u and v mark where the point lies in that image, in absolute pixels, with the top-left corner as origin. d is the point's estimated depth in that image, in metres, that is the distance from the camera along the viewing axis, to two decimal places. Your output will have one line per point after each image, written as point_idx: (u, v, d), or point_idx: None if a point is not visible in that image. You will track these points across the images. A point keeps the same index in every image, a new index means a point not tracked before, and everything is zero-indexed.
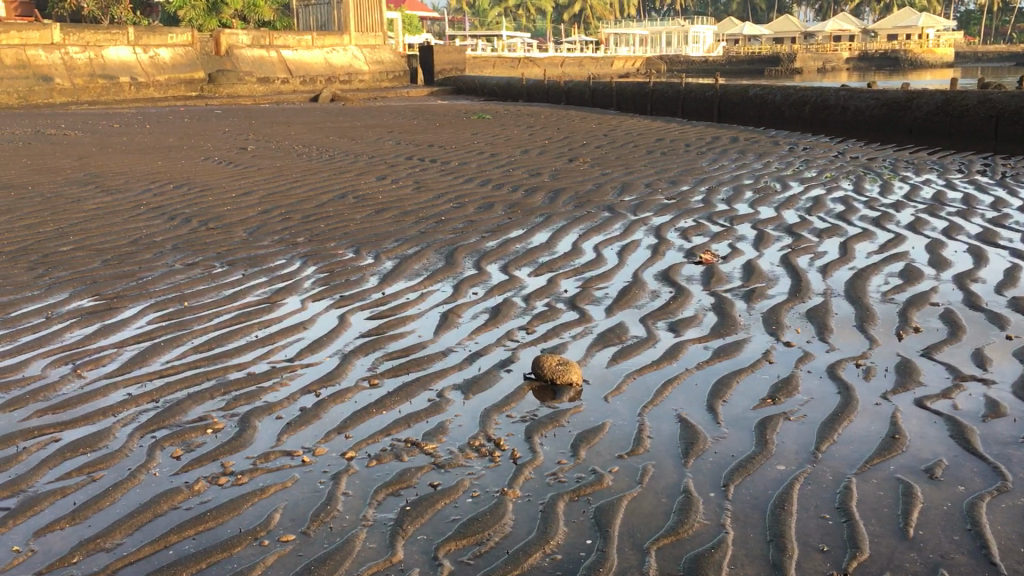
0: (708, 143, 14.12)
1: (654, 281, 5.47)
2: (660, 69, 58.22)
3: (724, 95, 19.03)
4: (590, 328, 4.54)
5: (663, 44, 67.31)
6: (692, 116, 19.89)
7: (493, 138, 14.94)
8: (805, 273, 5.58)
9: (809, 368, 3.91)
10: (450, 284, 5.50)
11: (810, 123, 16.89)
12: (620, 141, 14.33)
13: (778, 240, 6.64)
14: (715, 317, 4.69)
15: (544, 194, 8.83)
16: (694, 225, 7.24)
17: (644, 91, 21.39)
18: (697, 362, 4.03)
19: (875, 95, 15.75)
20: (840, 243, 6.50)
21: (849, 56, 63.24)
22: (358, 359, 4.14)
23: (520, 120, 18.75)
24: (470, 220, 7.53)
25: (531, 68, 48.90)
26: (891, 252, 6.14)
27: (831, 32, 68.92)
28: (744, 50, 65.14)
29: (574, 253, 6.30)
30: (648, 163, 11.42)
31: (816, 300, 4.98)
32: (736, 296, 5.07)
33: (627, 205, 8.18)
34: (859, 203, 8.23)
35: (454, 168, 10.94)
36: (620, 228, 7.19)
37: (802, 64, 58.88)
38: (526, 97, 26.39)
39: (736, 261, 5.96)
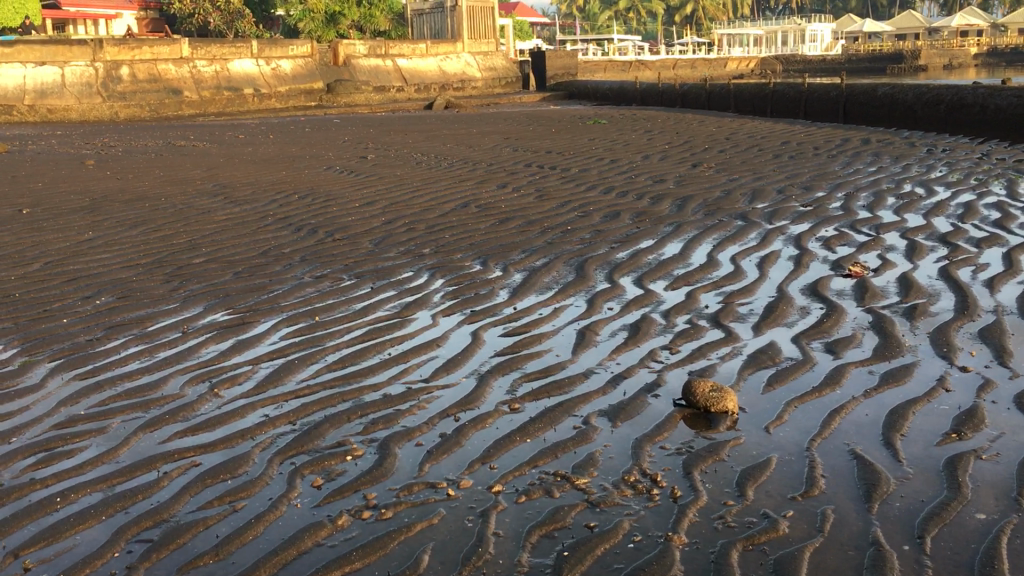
0: (838, 145, 13.52)
1: (801, 295, 5.11)
2: (776, 68, 56.74)
3: (850, 94, 18.27)
4: (739, 348, 4.24)
5: (779, 43, 65.63)
6: (815, 117, 19.18)
7: (611, 143, 14.67)
8: (970, 288, 5.12)
9: (994, 396, 3.51)
10: (583, 299, 5.28)
11: (945, 123, 16.03)
12: (743, 145, 13.86)
13: (932, 250, 6.17)
14: (876, 337, 4.31)
15: (671, 201, 8.53)
16: (837, 234, 6.83)
17: (764, 92, 20.75)
18: (864, 388, 3.68)
19: (1017, 93, 14.84)
20: (1003, 253, 5.98)
21: (979, 51, 60.24)
22: (496, 380, 3.96)
23: (637, 124, 18.43)
24: (597, 230, 7.31)
25: (643, 71, 48.31)
26: None
27: (958, 26, 65.89)
28: (865, 48, 62.92)
29: (711, 265, 5.99)
30: (776, 167, 10.96)
31: (988, 319, 4.53)
32: (896, 313, 4.67)
33: (761, 213, 7.79)
34: (1016, 209, 7.63)
35: (575, 175, 10.74)
36: (756, 238, 6.84)
37: (926, 61, 56.39)
38: (640, 100, 26.01)
39: (889, 274, 5.54)
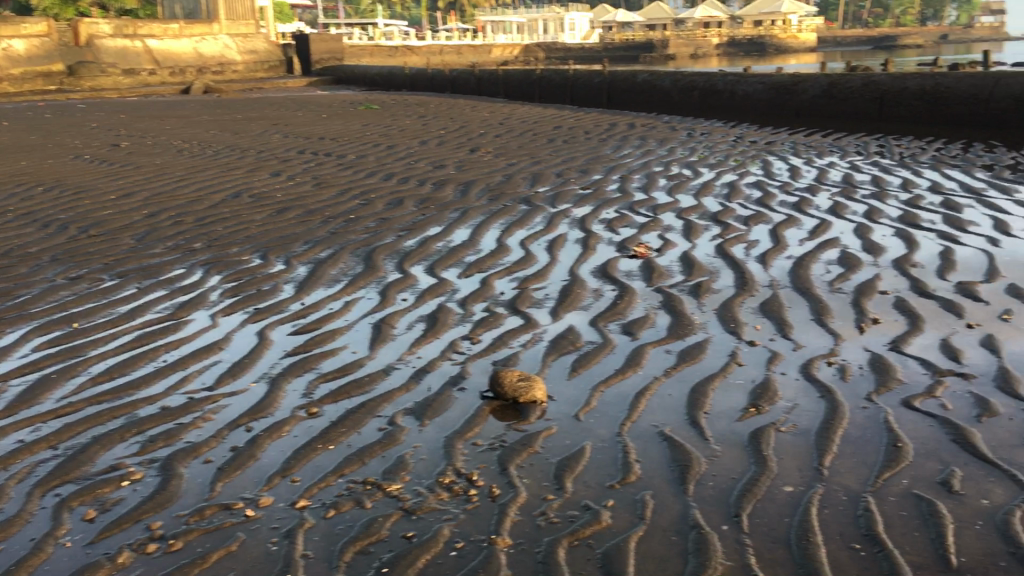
0: (605, 129, 13.99)
1: (593, 278, 5.16)
2: (538, 56, 58.42)
3: (613, 81, 19.01)
4: (540, 335, 4.19)
5: (541, 31, 67.59)
6: (581, 103, 19.82)
7: (385, 128, 14.42)
8: (746, 264, 5.35)
9: (782, 369, 3.63)
10: (375, 290, 5.06)
11: (699, 108, 17.02)
12: (517, 130, 14.05)
13: (707, 229, 6.44)
14: (668, 316, 4.39)
15: (453, 187, 8.44)
16: (617, 216, 6.99)
17: (531, 79, 21.18)
18: (664, 367, 3.71)
19: (761, 80, 16.00)
20: (769, 230, 6.33)
21: (719, 42, 64.81)
22: (289, 384, 3.68)
23: (409, 109, 18.26)
24: (381, 218, 7.08)
25: (410, 56, 48.14)
26: (823, 238, 5.99)
27: (700, 18, 70.56)
28: (619, 37, 66.09)
29: (501, 251, 5.94)
30: (551, 151, 11.17)
31: (765, 293, 4.73)
32: (684, 293, 4.80)
33: (544, 197, 7.87)
34: (774, 188, 8.14)
35: (352, 161, 10.42)
36: (541, 222, 6.88)
37: (675, 50, 59.94)
38: (409, 86, 25.85)
39: (671, 254, 5.72)
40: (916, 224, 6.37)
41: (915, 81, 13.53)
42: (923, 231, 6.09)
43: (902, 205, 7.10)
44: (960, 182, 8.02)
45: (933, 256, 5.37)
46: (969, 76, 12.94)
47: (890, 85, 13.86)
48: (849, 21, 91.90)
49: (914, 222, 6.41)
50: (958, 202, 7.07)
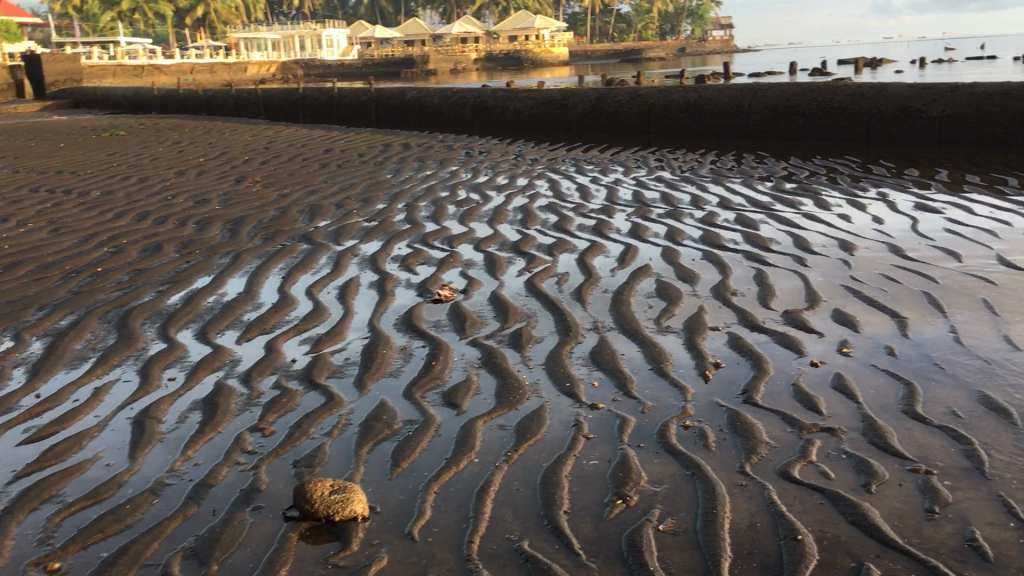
0: (380, 151, 13.36)
1: (398, 333, 4.50)
2: (296, 73, 57.16)
3: (380, 99, 18.45)
4: (348, 417, 3.49)
5: (297, 49, 66.02)
6: (348, 122, 19.12)
7: (136, 158, 13.02)
8: (562, 304, 4.90)
9: (637, 438, 3.15)
10: (134, 369, 4.14)
11: (470, 125, 16.83)
12: (285, 154, 13.12)
13: (510, 263, 5.95)
14: (493, 378, 3.82)
15: (220, 226, 7.50)
16: (411, 252, 6.37)
17: (294, 98, 20.21)
18: (503, 448, 3.13)
19: (532, 95, 15.99)
20: (575, 259, 5.94)
21: (478, 58, 65.78)
22: (22, 525, 2.77)
23: (162, 135, 16.78)
24: (137, 269, 6.08)
25: (159, 76, 45.27)
26: (634, 266, 5.68)
27: (459, 34, 71.43)
28: (378, 52, 65.83)
29: (286, 303, 5.15)
30: (327, 178, 10.39)
31: (591, 339, 4.29)
32: (504, 345, 4.25)
33: (325, 233, 7.12)
34: (567, 210, 7.85)
35: (99, 199, 9.17)
36: (327, 264, 6.13)
37: (436, 65, 60.15)
38: (160, 108, 24.05)
39: (479, 295, 5.17)
40: (720, 245, 6.23)
41: (679, 94, 13.91)
42: (729, 253, 5.94)
43: (699, 224, 7.01)
44: (747, 197, 8.09)
45: (748, 281, 5.18)
46: (729, 89, 13.44)
47: (655, 98, 14.18)
48: (599, 35, 96.48)
49: (716, 243, 6.28)
50: (751, 219, 7.08)
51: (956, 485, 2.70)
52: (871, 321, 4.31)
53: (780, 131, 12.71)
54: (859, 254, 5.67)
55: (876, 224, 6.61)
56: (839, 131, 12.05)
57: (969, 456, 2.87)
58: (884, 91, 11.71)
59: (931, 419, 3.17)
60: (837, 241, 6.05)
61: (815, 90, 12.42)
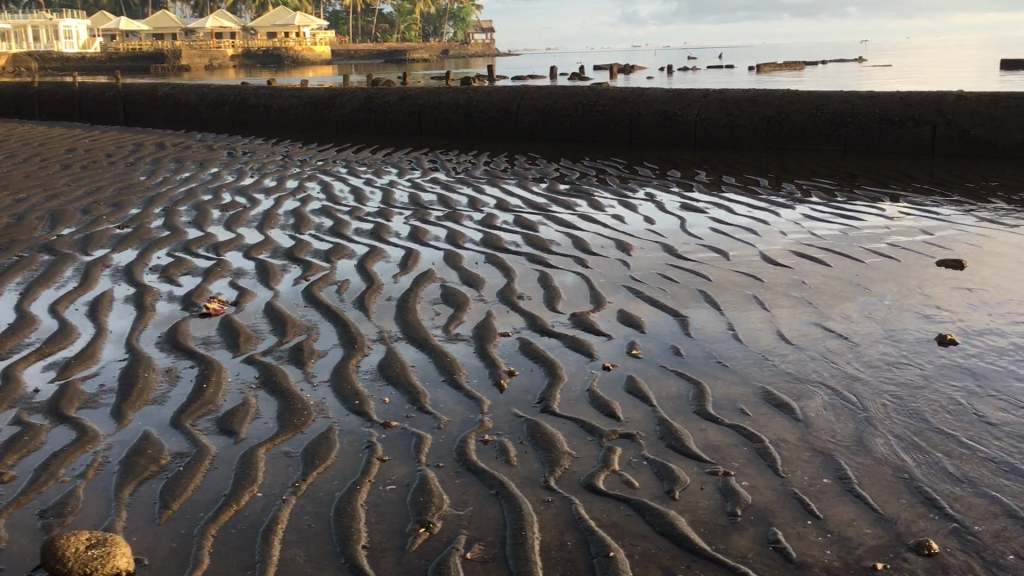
0: (132, 151, 12.39)
1: (162, 353, 4.07)
2: (29, 66, 52.46)
3: (129, 96, 17.22)
4: (106, 453, 3.06)
5: (31, 40, 60.58)
6: (92, 119, 17.72)
7: None
8: (345, 314, 4.63)
9: (436, 457, 2.97)
10: None
11: (230, 124, 16.04)
12: (20, 154, 11.87)
13: (285, 271, 5.60)
14: (273, 400, 3.51)
15: None
16: (172, 261, 5.85)
17: (28, 93, 18.51)
18: (290, 478, 2.84)
19: (296, 94, 15.45)
20: (355, 266, 5.68)
21: (235, 54, 63.19)
22: None
23: None
24: None
25: None
26: (417, 272, 5.50)
27: (213, 29, 68.32)
28: (124, 46, 61.73)
29: (26, 323, 4.53)
30: (71, 181, 9.46)
31: (378, 351, 4.06)
32: (284, 362, 3.93)
33: (72, 243, 6.40)
34: (342, 213, 7.55)
35: None
36: (75, 277, 5.49)
37: (189, 61, 57.14)
38: None
39: (252, 308, 4.80)
40: (501, 248, 6.18)
41: (449, 95, 13.90)
42: (511, 255, 5.90)
43: (478, 226, 6.94)
44: (524, 199, 8.14)
45: (533, 284, 5.14)
46: (498, 91, 13.58)
47: (425, 99, 14.09)
48: (361, 34, 95.69)
49: (498, 246, 6.23)
50: (529, 220, 7.10)
51: (754, 485, 2.72)
52: (655, 322, 4.37)
53: (548, 133, 12.98)
54: (636, 255, 5.80)
55: (648, 224, 6.81)
56: (603, 133, 12.48)
57: (762, 455, 2.92)
58: (643, 95, 12.24)
59: (722, 418, 3.22)
60: (614, 242, 6.17)
61: (580, 93, 12.80)
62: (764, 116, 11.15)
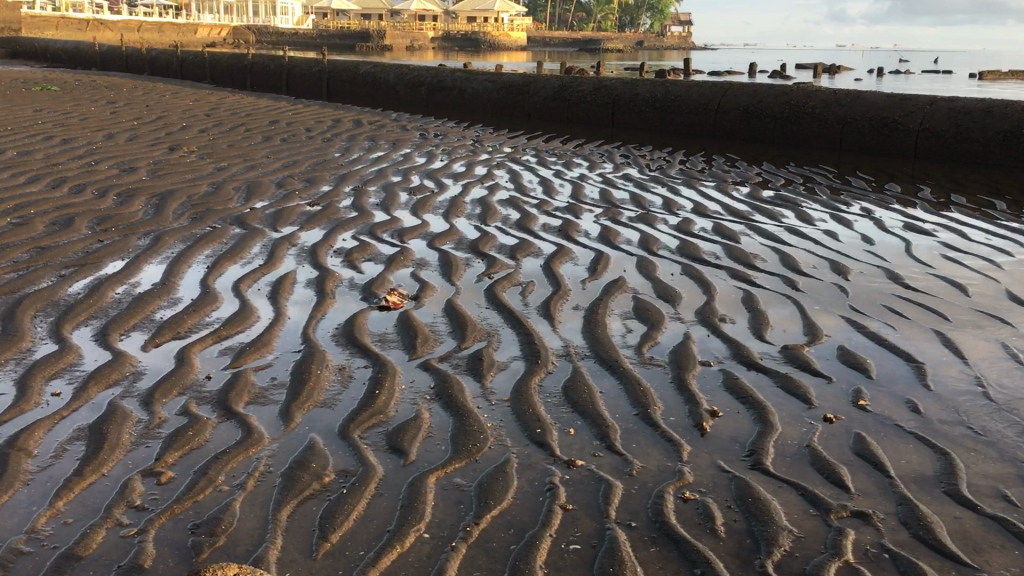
0: (330, 126, 12.62)
1: (337, 348, 3.83)
2: (247, 39, 55.76)
3: (333, 72, 17.72)
4: (269, 460, 2.80)
5: (250, 14, 64.34)
6: (297, 93, 18.42)
7: (65, 116, 12.10)
8: (529, 322, 4.27)
9: (628, 514, 2.55)
10: (11, 377, 3.37)
11: (425, 105, 16.18)
12: (228, 123, 12.31)
13: (469, 265, 5.30)
14: (447, 417, 3.17)
15: (145, 200, 6.72)
16: (357, 245, 5.68)
17: (242, 65, 19.47)
18: (461, 520, 2.49)
19: (491, 79, 15.35)
20: (542, 266, 5.31)
21: (434, 35, 64.80)
22: None
23: (96, 93, 15.76)
24: (41, 245, 5.29)
25: (104, 32, 44.03)
26: (608, 279, 5.08)
27: (416, 11, 70.45)
28: (333, 23, 64.57)
29: (207, 300, 4.42)
30: (269, 152, 9.63)
31: (562, 369, 3.67)
32: (461, 372, 3.60)
33: (262, 217, 6.37)
34: (530, 206, 7.23)
35: (12, 159, 8.32)
36: (262, 254, 5.40)
37: (391, 41, 59.18)
38: (100, 65, 23.65)
39: (432, 304, 4.51)
40: (700, 258, 5.67)
41: (646, 88, 13.37)
42: (711, 269, 5.38)
43: (674, 231, 6.43)
44: (724, 205, 7.55)
45: (737, 306, 4.61)
46: (698, 86, 12.93)
47: (621, 90, 13.61)
48: (557, 21, 96.24)
49: (695, 256, 5.71)
50: (730, 230, 6.53)
51: None
52: (884, 366, 3.76)
53: (748, 134, 12.24)
54: (855, 280, 5.15)
55: (866, 244, 6.10)
56: (810, 137, 11.62)
57: None
58: (860, 99, 11.29)
59: (982, 506, 2.63)
60: (828, 263, 5.53)
61: (789, 93, 11.96)
62: (999, 129, 10.02)
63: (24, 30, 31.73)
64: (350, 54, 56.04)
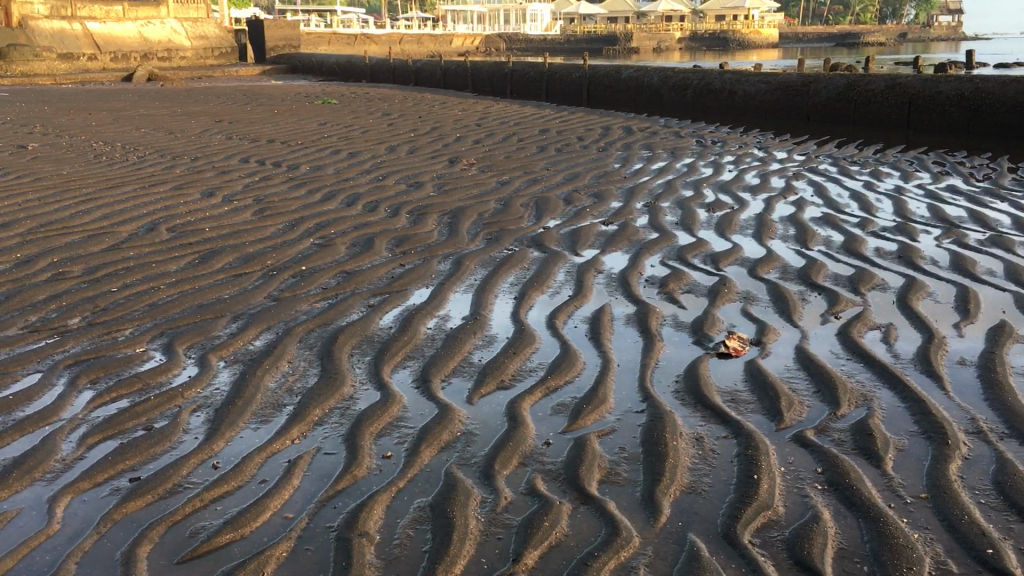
0: (601, 134, 12.20)
1: (686, 409, 3.25)
2: (499, 47, 57.19)
3: (594, 76, 17.37)
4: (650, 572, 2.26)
5: (502, 21, 65.91)
6: (557, 99, 18.23)
7: (346, 129, 12.47)
8: (910, 380, 3.48)
9: None
10: (338, 434, 3.07)
11: (692, 109, 15.43)
12: (499, 132, 12.19)
13: (805, 300, 4.56)
14: (855, 521, 2.50)
15: (437, 218, 6.51)
16: (670, 273, 5.10)
17: (503, 72, 19.63)
18: None
19: (766, 79, 14.36)
20: (897, 303, 4.48)
21: (681, 36, 63.35)
22: None
23: (371, 105, 16.28)
24: (345, 269, 5.13)
25: (369, 45, 46.60)
26: (988, 323, 4.17)
27: (663, 12, 69.39)
28: (582, 27, 64.88)
29: (525, 339, 4.00)
30: (547, 164, 9.30)
31: (980, 453, 2.88)
32: (849, 451, 2.90)
33: (560, 238, 5.95)
34: (852, 225, 6.36)
35: (306, 175, 8.49)
36: (569, 281, 4.95)
37: (639, 43, 58.65)
38: (370, 76, 24.82)
39: (779, 351, 3.83)
40: None
41: (950, 85, 11.88)
42: None
43: None
44: None
45: None
46: (1016, 81, 11.30)
47: (919, 88, 12.20)
48: (810, 17, 91.82)
49: None
50: None
51: None
52: None
53: None
54: None
55: None
56: None
57: None
58: None
59: None
60: None
61: None
62: None
63: (301, 44, 33.86)
64: (600, 58, 56.01)
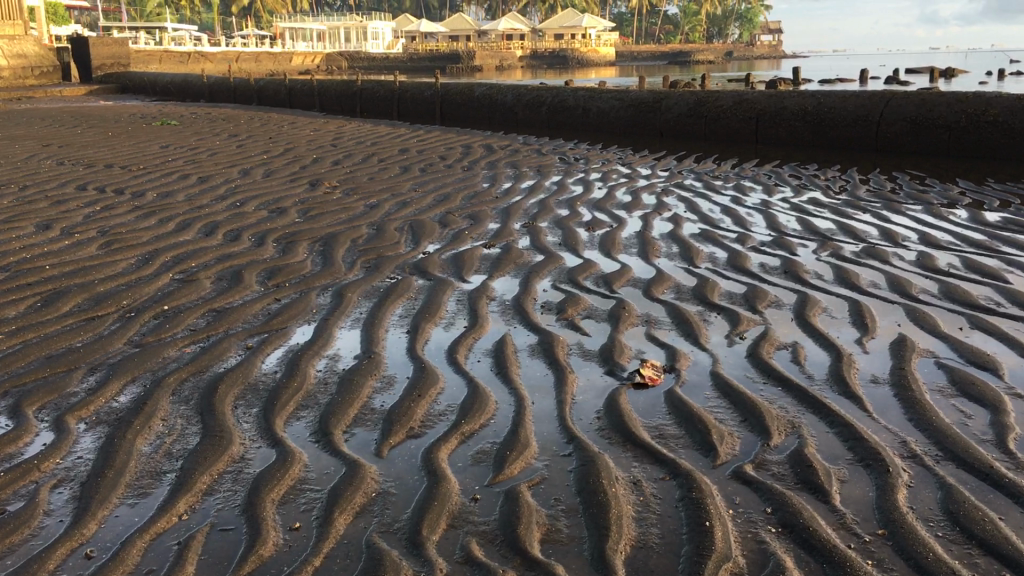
0: (462, 153, 12.00)
1: (616, 449, 3.03)
2: (341, 66, 56.41)
3: (446, 94, 17.17)
4: None
5: (343, 40, 64.97)
6: (409, 117, 17.92)
7: (193, 151, 11.75)
8: (832, 402, 3.38)
9: None
10: (234, 505, 2.67)
11: (547, 126, 15.45)
12: (357, 153, 11.79)
13: (707, 321, 4.44)
14: (821, 567, 2.33)
15: (307, 246, 6.09)
16: (566, 297, 4.90)
17: (352, 91, 19.16)
18: None
19: (618, 96, 14.53)
20: (797, 320, 4.42)
21: (523, 55, 64.19)
22: None
23: (215, 126, 15.47)
24: (215, 308, 4.66)
25: (204, 64, 44.84)
26: (888, 336, 4.15)
27: (504, 31, 70.21)
28: (424, 46, 64.78)
29: (428, 378, 3.69)
30: (413, 185, 8.99)
31: (922, 479, 2.78)
32: (793, 486, 2.74)
33: (443, 264, 5.65)
34: (731, 240, 6.36)
35: (155, 202, 7.85)
36: (462, 311, 4.67)
37: (482, 62, 59.05)
38: (210, 96, 23.76)
39: (694, 378, 3.67)
40: (976, 303, 4.68)
41: (794, 101, 12.33)
42: (1003, 319, 4.40)
43: (918, 269, 5.45)
44: (952, 233, 6.51)
45: None
46: (855, 97, 11.82)
47: (766, 104, 12.60)
48: (643, 36, 95.14)
49: (971, 301, 4.70)
50: (985, 265, 5.49)
51: None
52: None
53: (918, 147, 11.07)
54: None
55: None
56: (993, 150, 10.40)
57: None
58: None
59: None
60: None
61: (963, 99, 10.75)
62: None
63: (132, 62, 32.06)
64: (445, 76, 56.08)
